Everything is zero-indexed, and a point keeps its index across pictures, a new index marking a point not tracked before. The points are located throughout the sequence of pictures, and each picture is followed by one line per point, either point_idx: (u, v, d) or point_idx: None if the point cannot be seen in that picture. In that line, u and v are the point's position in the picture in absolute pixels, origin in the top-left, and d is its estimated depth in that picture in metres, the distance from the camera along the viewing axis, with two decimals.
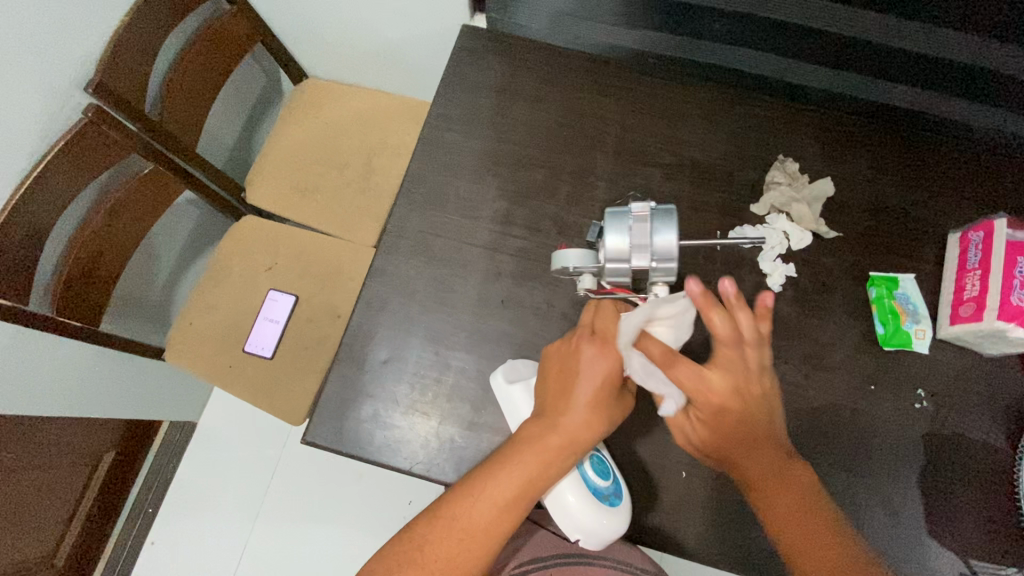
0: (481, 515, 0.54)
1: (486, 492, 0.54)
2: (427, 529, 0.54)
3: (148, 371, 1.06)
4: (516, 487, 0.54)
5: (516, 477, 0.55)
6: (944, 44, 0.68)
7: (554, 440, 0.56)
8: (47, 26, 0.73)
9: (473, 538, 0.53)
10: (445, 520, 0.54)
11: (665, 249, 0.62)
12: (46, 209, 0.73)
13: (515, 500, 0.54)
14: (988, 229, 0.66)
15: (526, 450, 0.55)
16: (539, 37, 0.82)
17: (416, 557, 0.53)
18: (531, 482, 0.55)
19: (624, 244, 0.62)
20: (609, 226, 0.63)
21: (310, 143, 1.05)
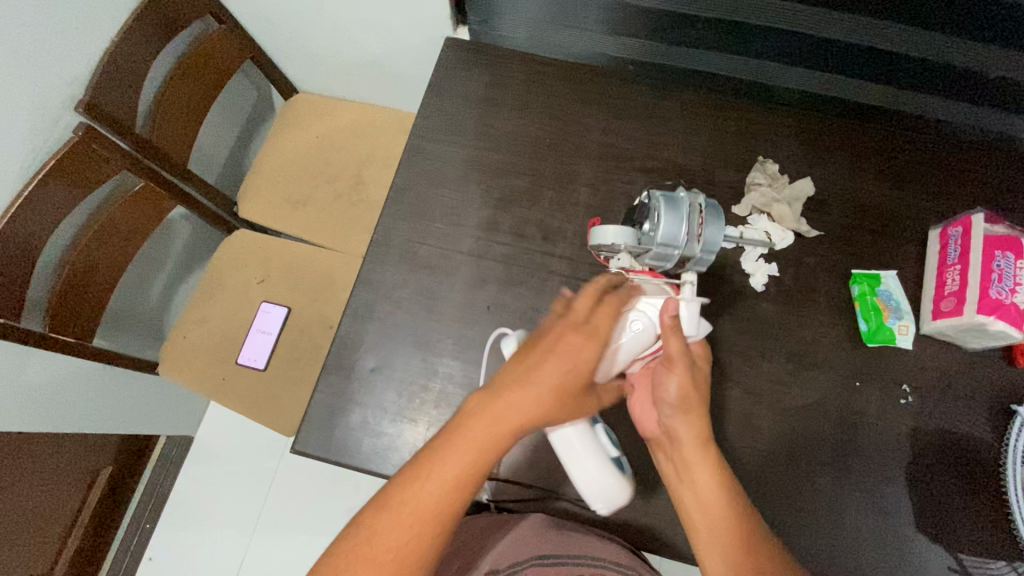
0: (423, 503, 0.49)
1: (430, 480, 0.50)
2: (374, 520, 0.49)
3: (144, 385, 1.07)
4: (460, 473, 0.50)
5: (461, 462, 0.50)
6: (916, 44, 0.69)
7: (501, 425, 0.52)
8: (36, 48, 0.74)
9: (419, 527, 0.49)
10: (389, 510, 0.49)
11: (714, 240, 0.63)
12: (37, 227, 0.74)
13: (459, 485, 0.50)
14: (966, 225, 0.67)
15: (483, 428, 0.51)
16: (521, 47, 0.84)
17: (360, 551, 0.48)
18: (477, 466, 0.51)
19: (676, 231, 0.62)
20: (665, 209, 0.62)
21: (300, 156, 1.06)
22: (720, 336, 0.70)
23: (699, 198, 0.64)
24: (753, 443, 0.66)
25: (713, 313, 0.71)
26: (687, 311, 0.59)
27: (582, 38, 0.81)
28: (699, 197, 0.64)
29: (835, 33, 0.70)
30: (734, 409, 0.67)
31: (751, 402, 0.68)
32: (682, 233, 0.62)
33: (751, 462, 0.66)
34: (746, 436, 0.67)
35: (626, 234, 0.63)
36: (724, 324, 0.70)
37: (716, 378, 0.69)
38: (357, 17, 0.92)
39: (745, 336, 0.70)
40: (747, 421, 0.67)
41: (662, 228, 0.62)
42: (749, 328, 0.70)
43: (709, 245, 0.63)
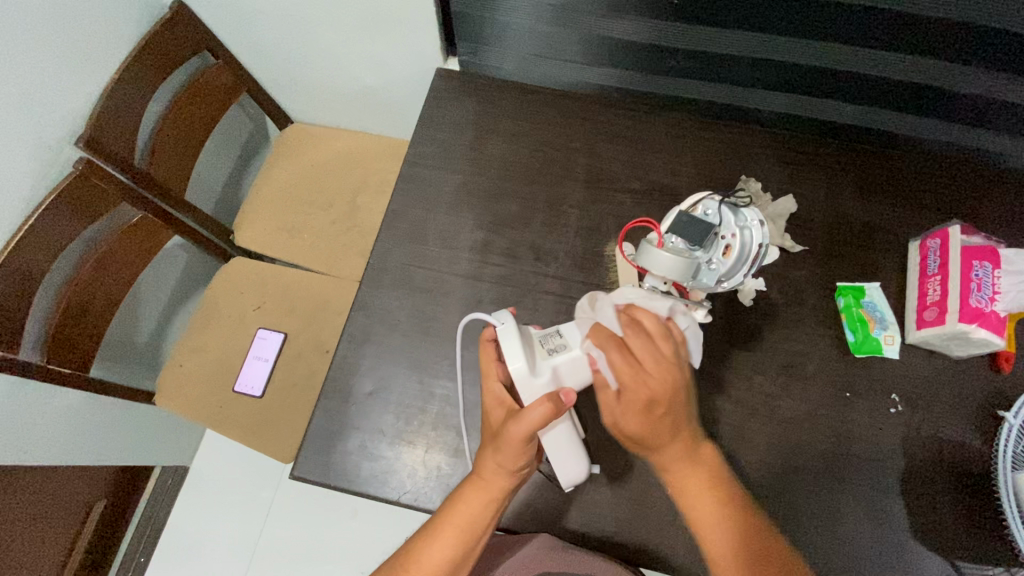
0: (441, 557, 0.55)
1: (443, 537, 0.56)
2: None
3: (139, 416, 1.06)
4: (467, 528, 0.56)
5: (463, 518, 0.56)
6: (889, 69, 0.72)
7: (491, 483, 0.57)
8: (37, 88, 0.77)
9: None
10: (413, 565, 0.55)
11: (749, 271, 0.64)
12: (36, 261, 0.75)
13: (468, 537, 0.56)
14: (943, 237, 0.69)
15: (472, 490, 0.57)
16: (510, 76, 0.87)
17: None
18: (479, 519, 0.56)
19: (735, 277, 0.60)
20: (734, 257, 0.59)
21: (295, 184, 1.09)
22: (711, 351, 0.71)
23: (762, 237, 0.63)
24: (748, 456, 0.67)
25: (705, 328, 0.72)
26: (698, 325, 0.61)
27: (568, 68, 0.84)
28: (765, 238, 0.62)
29: (811, 60, 0.73)
30: (729, 421, 0.68)
31: (745, 415, 0.69)
32: (739, 276, 0.61)
33: (748, 475, 0.67)
34: (741, 449, 0.67)
35: (681, 270, 0.57)
36: (715, 339, 0.72)
37: (711, 392, 0.70)
38: (348, 50, 0.95)
39: (735, 350, 0.71)
40: (741, 433, 0.68)
41: (728, 266, 0.60)
42: (740, 342, 0.72)
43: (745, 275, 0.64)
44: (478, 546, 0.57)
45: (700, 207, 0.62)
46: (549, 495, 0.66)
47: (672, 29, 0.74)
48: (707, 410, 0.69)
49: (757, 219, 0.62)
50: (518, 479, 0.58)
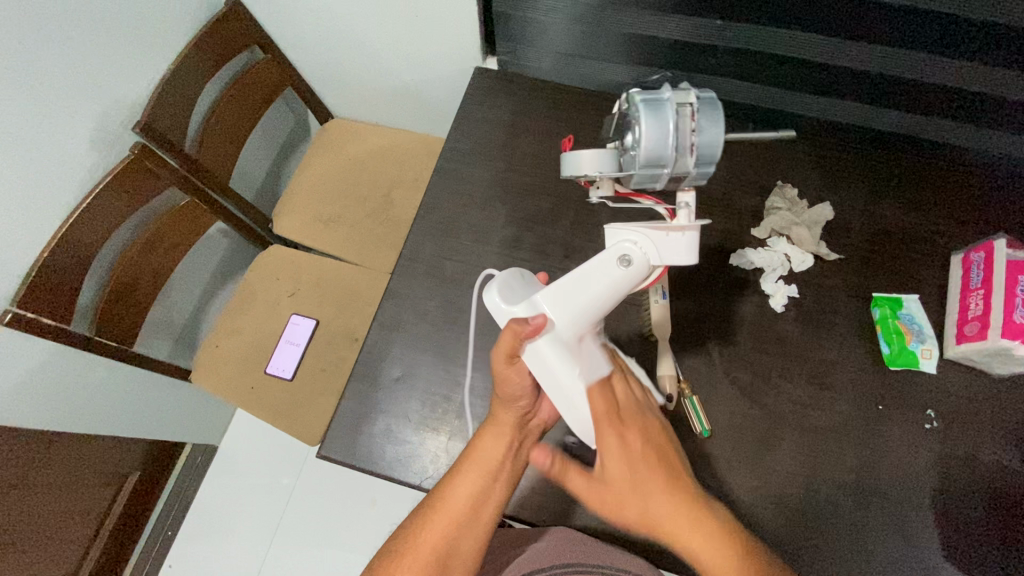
0: (464, 494, 0.56)
1: (464, 475, 0.57)
2: (427, 521, 0.56)
3: (174, 393, 1.10)
4: (486, 465, 0.57)
5: (482, 456, 0.58)
6: (937, 75, 0.70)
7: (504, 422, 0.59)
8: (101, 73, 0.81)
9: (466, 518, 0.56)
10: (437, 509, 0.56)
11: (713, 147, 0.50)
12: (91, 237, 0.80)
13: (487, 473, 0.57)
14: (987, 250, 0.67)
15: (488, 430, 0.59)
16: (546, 76, 0.88)
17: (421, 542, 0.55)
18: (498, 456, 0.58)
19: (661, 142, 0.49)
20: (644, 115, 0.48)
21: (332, 176, 1.12)
22: (739, 356, 0.71)
23: (671, 119, 0.49)
24: (774, 464, 0.66)
25: (732, 333, 0.72)
26: (685, 239, 0.54)
27: (604, 68, 0.85)
28: (669, 117, 0.48)
29: (856, 63, 0.72)
30: (753, 428, 0.68)
31: (771, 423, 0.68)
32: (668, 145, 0.49)
33: (773, 483, 0.66)
34: (766, 456, 0.67)
35: None
36: (743, 344, 0.71)
37: (738, 397, 0.69)
38: (389, 47, 0.98)
39: (765, 356, 0.71)
40: (767, 440, 0.67)
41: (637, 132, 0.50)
42: (769, 348, 0.71)
43: (706, 159, 0.50)
44: (500, 486, 0.58)
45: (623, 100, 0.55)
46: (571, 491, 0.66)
47: (711, 29, 0.74)
48: (733, 414, 0.68)
49: (641, 103, 0.49)
50: (527, 419, 0.61)
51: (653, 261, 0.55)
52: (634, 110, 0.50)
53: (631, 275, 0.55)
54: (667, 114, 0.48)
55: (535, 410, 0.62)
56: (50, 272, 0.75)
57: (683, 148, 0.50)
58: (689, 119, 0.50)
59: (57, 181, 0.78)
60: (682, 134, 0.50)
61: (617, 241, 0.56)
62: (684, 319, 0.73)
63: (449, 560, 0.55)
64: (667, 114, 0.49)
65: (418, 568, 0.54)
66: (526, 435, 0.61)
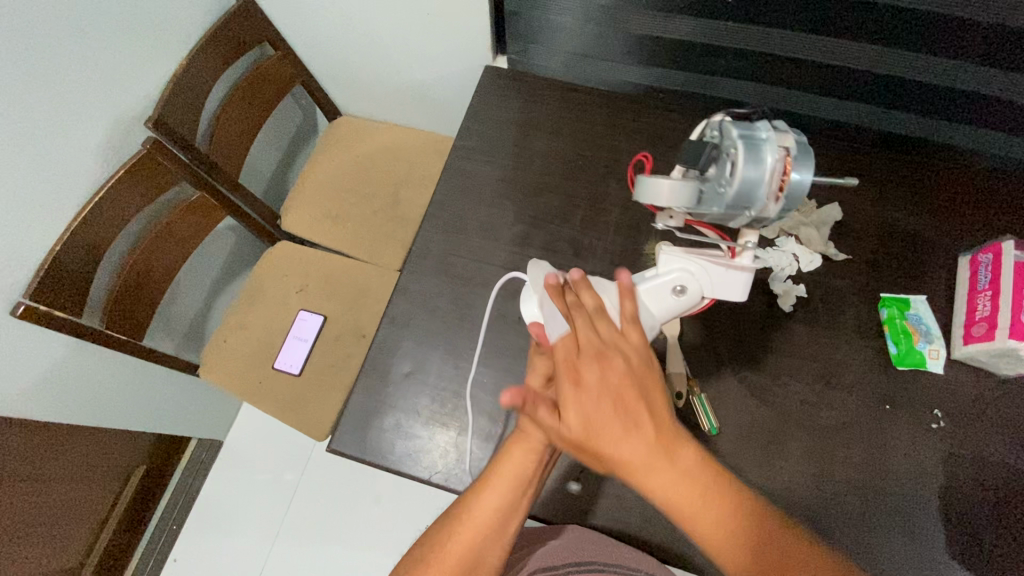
0: (491, 508, 0.56)
1: (493, 491, 0.56)
2: (455, 530, 0.56)
3: (181, 388, 1.11)
4: (515, 483, 0.57)
5: (510, 471, 0.57)
6: (946, 77, 0.71)
7: (534, 437, 0.58)
8: (114, 68, 0.82)
9: (495, 531, 0.56)
10: (463, 520, 0.56)
11: (801, 191, 0.49)
12: (103, 230, 0.80)
13: (516, 489, 0.56)
14: (995, 251, 0.68)
15: (516, 444, 0.58)
16: (556, 74, 0.89)
17: (448, 553, 0.55)
18: (526, 471, 0.57)
19: (757, 182, 0.47)
20: (746, 151, 0.46)
21: (340, 173, 1.12)
22: (747, 355, 0.71)
23: (770, 160, 0.47)
24: (782, 462, 0.67)
25: (741, 333, 0.72)
26: (741, 279, 0.57)
27: (614, 67, 0.85)
28: (769, 157, 0.47)
29: (865, 65, 0.73)
30: (762, 426, 0.68)
31: (779, 421, 0.68)
32: (762, 187, 0.47)
33: (781, 481, 0.66)
34: (774, 453, 0.67)
35: (683, 195, 0.51)
36: (752, 343, 0.72)
37: (746, 396, 0.69)
38: (399, 45, 0.98)
39: (773, 355, 0.71)
40: (775, 438, 0.68)
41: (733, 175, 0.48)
42: (778, 347, 0.71)
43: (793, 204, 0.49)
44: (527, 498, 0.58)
45: (704, 128, 0.53)
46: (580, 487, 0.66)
47: (721, 30, 0.74)
48: (742, 412, 0.69)
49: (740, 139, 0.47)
50: None
51: (705, 293, 0.58)
52: (730, 144, 0.48)
53: (683, 303, 0.58)
54: (769, 153, 0.47)
55: None
56: (62, 265, 0.76)
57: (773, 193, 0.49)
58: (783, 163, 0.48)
59: (70, 175, 0.79)
60: (774, 177, 0.48)
61: (671, 267, 0.58)
62: (693, 318, 0.73)
63: (476, 569, 0.55)
64: (768, 153, 0.47)
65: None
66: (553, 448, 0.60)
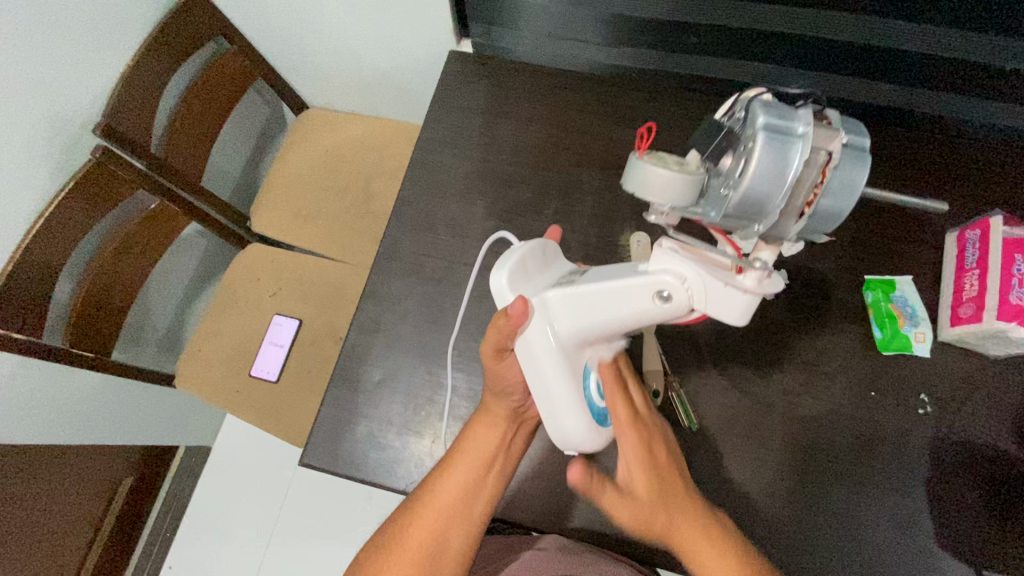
0: (455, 486, 0.56)
1: (455, 467, 0.57)
2: (418, 511, 0.55)
3: (161, 397, 1.09)
4: (477, 458, 0.57)
5: (474, 450, 0.57)
6: (932, 42, 0.67)
7: (495, 414, 0.59)
8: (57, 72, 0.78)
9: (457, 510, 0.55)
10: (427, 499, 0.56)
11: (833, 214, 0.42)
12: (57, 245, 0.77)
13: (479, 466, 0.57)
14: (983, 228, 0.65)
15: (481, 423, 0.59)
16: (524, 58, 0.84)
17: (411, 533, 0.55)
18: (490, 451, 0.58)
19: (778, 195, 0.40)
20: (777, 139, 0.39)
21: (309, 170, 1.08)
22: (727, 346, 0.69)
23: (796, 165, 0.39)
24: (764, 455, 0.65)
25: (722, 322, 0.70)
26: (743, 298, 0.43)
27: (584, 48, 0.81)
28: (794, 165, 0.39)
29: (846, 34, 0.69)
30: (744, 420, 0.66)
31: (762, 413, 0.66)
32: (776, 200, 0.40)
33: (764, 475, 0.64)
34: (756, 446, 0.65)
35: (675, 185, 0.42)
36: (732, 334, 0.69)
37: (728, 389, 0.67)
38: (360, 33, 0.93)
39: (754, 345, 0.69)
40: (758, 431, 0.66)
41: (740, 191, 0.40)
42: (758, 336, 0.69)
43: (823, 223, 0.42)
44: (492, 479, 0.57)
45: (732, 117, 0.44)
46: (562, 491, 0.64)
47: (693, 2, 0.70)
48: (722, 406, 0.67)
49: (764, 130, 0.39)
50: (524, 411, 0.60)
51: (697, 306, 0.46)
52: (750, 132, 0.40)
53: (667, 315, 0.47)
54: (796, 149, 0.39)
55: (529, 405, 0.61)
56: (16, 284, 0.73)
57: (792, 208, 0.42)
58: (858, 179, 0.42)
59: (16, 190, 0.75)
60: (801, 189, 0.41)
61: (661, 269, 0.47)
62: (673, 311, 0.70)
63: (439, 556, 0.54)
64: (797, 154, 0.39)
65: (407, 561, 0.53)
66: (517, 427, 0.60)
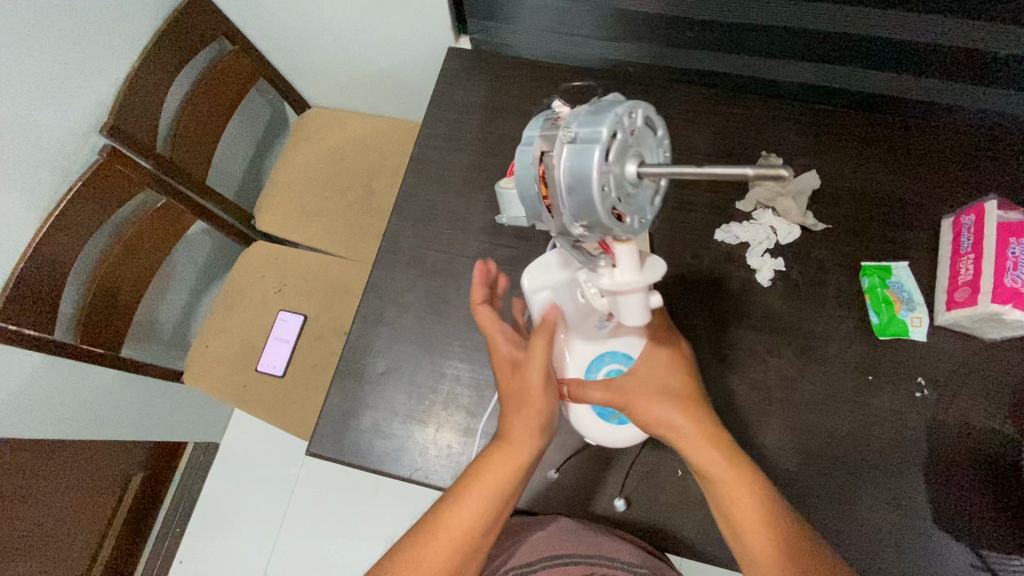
0: (497, 486, 0.51)
1: (497, 467, 0.51)
2: (456, 511, 0.51)
3: (168, 394, 1.11)
4: (521, 457, 0.52)
5: (514, 451, 0.52)
6: (923, 32, 0.68)
7: (533, 412, 0.52)
8: (66, 75, 0.79)
9: (495, 507, 0.51)
10: (465, 497, 0.51)
11: (579, 210, 0.38)
12: (67, 243, 0.79)
13: (521, 466, 0.52)
14: (979, 213, 0.66)
15: (520, 417, 0.52)
16: (522, 54, 0.86)
17: (449, 533, 0.50)
18: (531, 449, 0.53)
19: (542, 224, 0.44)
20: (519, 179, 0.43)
21: (312, 168, 1.10)
22: (726, 333, 0.70)
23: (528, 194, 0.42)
24: (763, 440, 0.66)
25: (720, 310, 0.71)
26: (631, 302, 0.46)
27: (580, 43, 0.82)
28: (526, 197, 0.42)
29: (837, 25, 0.69)
30: (744, 404, 0.67)
31: (760, 398, 0.67)
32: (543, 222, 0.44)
33: (764, 458, 0.65)
34: (756, 431, 0.66)
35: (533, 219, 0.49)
36: (731, 321, 0.70)
37: (728, 375, 0.68)
38: (361, 32, 0.95)
39: (753, 331, 0.70)
40: (757, 416, 0.67)
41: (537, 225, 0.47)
42: (756, 322, 0.70)
43: (581, 217, 0.39)
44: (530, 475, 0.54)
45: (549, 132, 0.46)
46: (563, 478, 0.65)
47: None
48: (720, 392, 0.68)
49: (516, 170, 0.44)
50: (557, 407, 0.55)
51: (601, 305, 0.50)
52: None
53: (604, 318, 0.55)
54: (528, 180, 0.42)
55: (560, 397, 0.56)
56: (30, 282, 0.75)
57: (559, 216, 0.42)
58: (608, 140, 0.36)
59: (26, 189, 0.77)
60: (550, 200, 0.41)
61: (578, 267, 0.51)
62: (671, 300, 0.71)
63: (475, 553, 0.51)
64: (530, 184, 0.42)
65: (445, 560, 0.49)
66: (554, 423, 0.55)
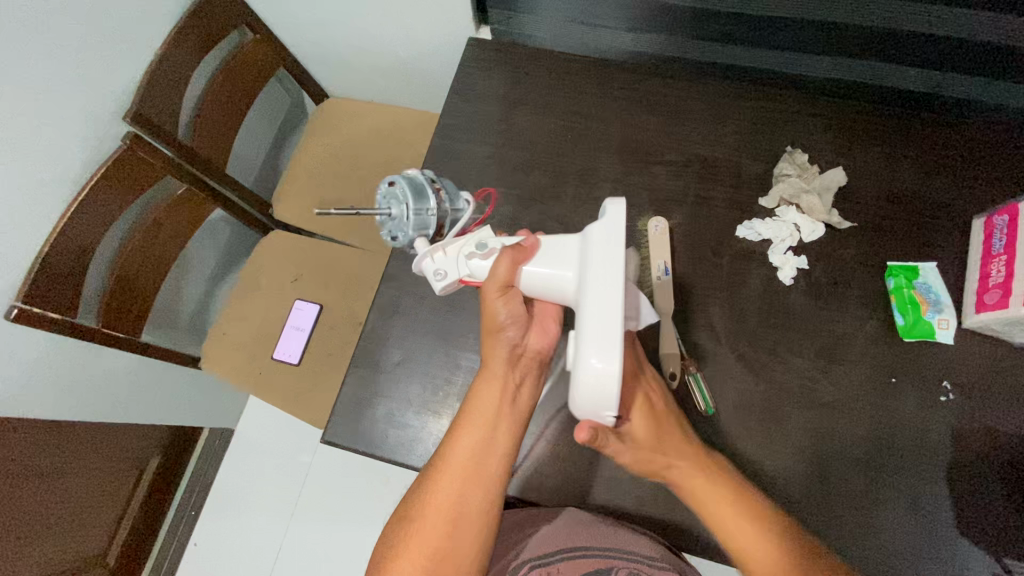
0: (465, 449, 0.56)
1: (462, 431, 0.57)
2: (434, 482, 0.56)
3: (184, 378, 1.12)
4: (485, 417, 0.57)
5: (479, 411, 0.57)
6: (960, 25, 0.65)
7: (494, 373, 0.58)
8: (91, 61, 0.80)
9: (471, 471, 0.56)
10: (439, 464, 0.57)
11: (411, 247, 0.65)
12: (91, 227, 0.80)
13: (485, 426, 0.57)
14: (1010, 214, 0.63)
15: (482, 380, 0.58)
16: (543, 45, 0.85)
17: (432, 501, 0.55)
18: (496, 408, 0.57)
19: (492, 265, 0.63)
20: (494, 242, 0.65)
21: (329, 158, 1.10)
22: (746, 331, 0.69)
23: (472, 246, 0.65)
24: (782, 440, 0.65)
25: (740, 308, 0.70)
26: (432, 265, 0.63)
27: (604, 34, 0.81)
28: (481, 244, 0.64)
29: (869, 17, 0.67)
30: (762, 404, 0.66)
31: (779, 398, 0.66)
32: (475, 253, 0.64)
33: (781, 458, 0.64)
34: (773, 431, 0.65)
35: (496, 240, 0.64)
36: (750, 319, 0.69)
37: (746, 374, 0.67)
38: (381, 22, 0.94)
39: (773, 330, 0.68)
40: (775, 416, 0.66)
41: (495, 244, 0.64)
42: (776, 321, 0.69)
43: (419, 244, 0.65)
44: (502, 437, 0.57)
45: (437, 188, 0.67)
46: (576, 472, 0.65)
47: None
48: (738, 391, 0.67)
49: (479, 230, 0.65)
50: (521, 361, 0.60)
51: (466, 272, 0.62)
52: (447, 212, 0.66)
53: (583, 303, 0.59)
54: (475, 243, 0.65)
55: (524, 342, 0.61)
56: (52, 264, 0.76)
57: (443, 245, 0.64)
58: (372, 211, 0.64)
59: (51, 173, 0.78)
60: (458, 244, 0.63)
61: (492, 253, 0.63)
62: (689, 297, 0.71)
63: (461, 512, 0.55)
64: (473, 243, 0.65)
65: (433, 525, 0.55)
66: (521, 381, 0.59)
